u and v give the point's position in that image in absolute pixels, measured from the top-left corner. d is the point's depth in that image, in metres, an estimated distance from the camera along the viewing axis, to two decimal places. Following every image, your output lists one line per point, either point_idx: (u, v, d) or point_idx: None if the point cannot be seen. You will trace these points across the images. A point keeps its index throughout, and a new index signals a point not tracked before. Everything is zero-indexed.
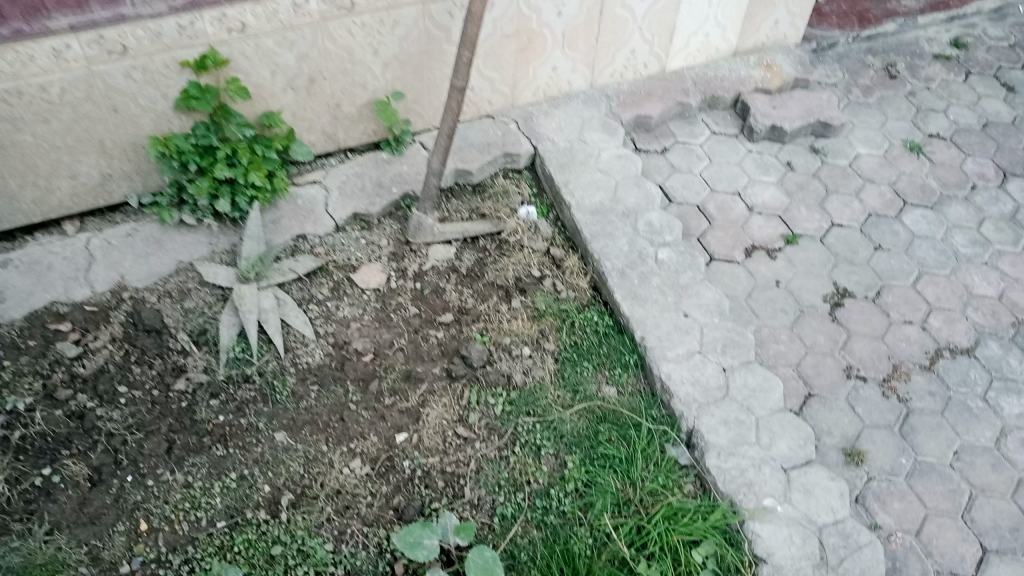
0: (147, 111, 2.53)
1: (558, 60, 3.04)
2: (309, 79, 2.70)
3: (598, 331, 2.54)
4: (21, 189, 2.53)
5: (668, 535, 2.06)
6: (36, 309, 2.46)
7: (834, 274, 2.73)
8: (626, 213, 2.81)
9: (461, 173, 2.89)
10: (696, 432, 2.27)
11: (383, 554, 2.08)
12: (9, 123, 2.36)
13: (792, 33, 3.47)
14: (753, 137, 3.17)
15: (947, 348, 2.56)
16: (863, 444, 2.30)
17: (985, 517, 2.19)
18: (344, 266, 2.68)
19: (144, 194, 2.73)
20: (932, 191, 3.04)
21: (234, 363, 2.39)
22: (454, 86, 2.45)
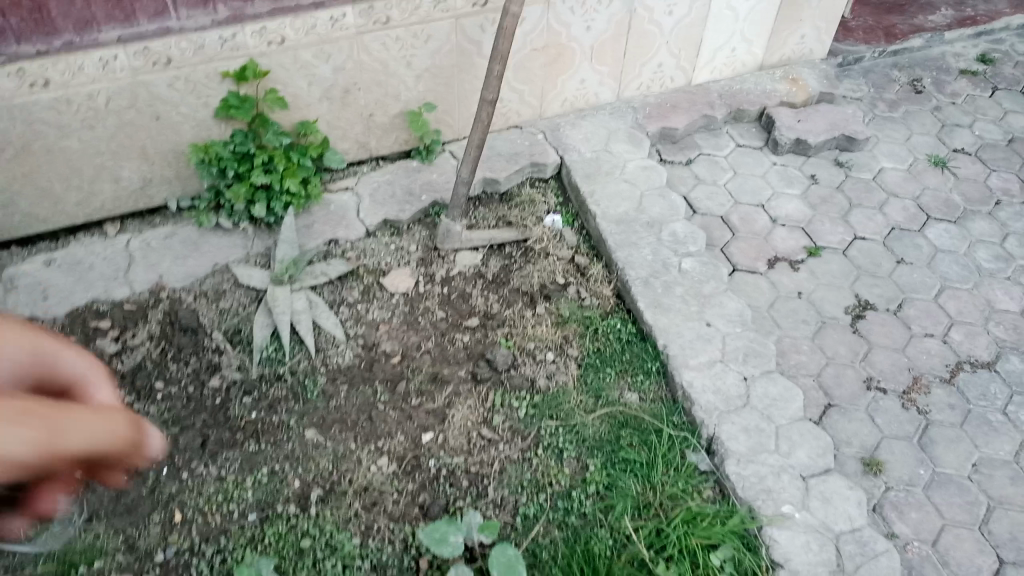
0: (188, 119, 2.62)
1: (586, 73, 3.10)
2: (344, 90, 2.78)
3: (621, 338, 2.60)
4: (66, 192, 2.63)
5: (687, 539, 2.11)
6: (78, 307, 2.55)
7: (856, 286, 2.76)
8: (650, 222, 2.86)
9: (489, 181, 2.95)
10: (716, 438, 2.31)
11: (408, 549, 2.14)
12: (57, 129, 2.45)
13: (818, 48, 3.51)
14: (778, 150, 3.20)
15: (968, 361, 2.58)
16: (881, 454, 2.33)
17: (1003, 529, 2.21)
18: (374, 270, 2.75)
19: (183, 198, 2.84)
20: (956, 206, 3.06)
21: (267, 362, 2.48)
22: (485, 99, 2.52)
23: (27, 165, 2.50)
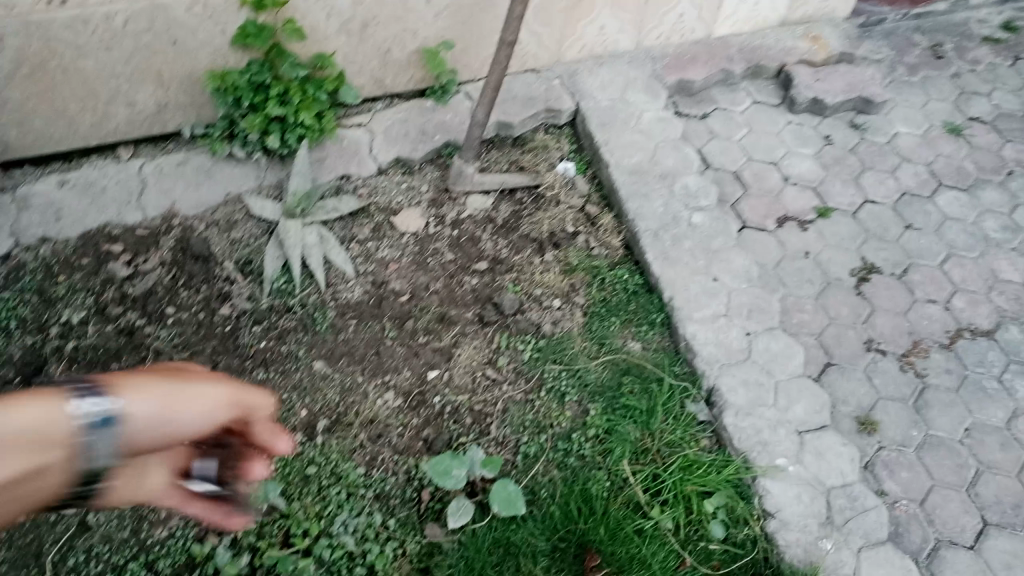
0: (205, 46, 2.60)
1: (607, 19, 3.07)
2: (362, 23, 2.76)
3: (628, 288, 2.62)
4: (81, 113, 2.61)
5: (683, 485, 2.18)
6: (90, 230, 2.57)
7: (864, 249, 2.78)
8: (663, 175, 2.87)
9: (503, 125, 2.95)
10: (716, 390, 2.36)
11: (411, 481, 2.19)
12: (74, 49, 2.44)
13: (842, 7, 3.46)
14: (795, 108, 3.19)
15: (968, 329, 2.62)
16: (876, 414, 2.38)
17: (989, 492, 2.27)
18: (385, 209, 2.76)
19: (197, 125, 2.81)
20: (968, 174, 3.07)
21: (277, 294, 2.50)
22: (504, 40, 2.50)
23: (43, 84, 2.48)
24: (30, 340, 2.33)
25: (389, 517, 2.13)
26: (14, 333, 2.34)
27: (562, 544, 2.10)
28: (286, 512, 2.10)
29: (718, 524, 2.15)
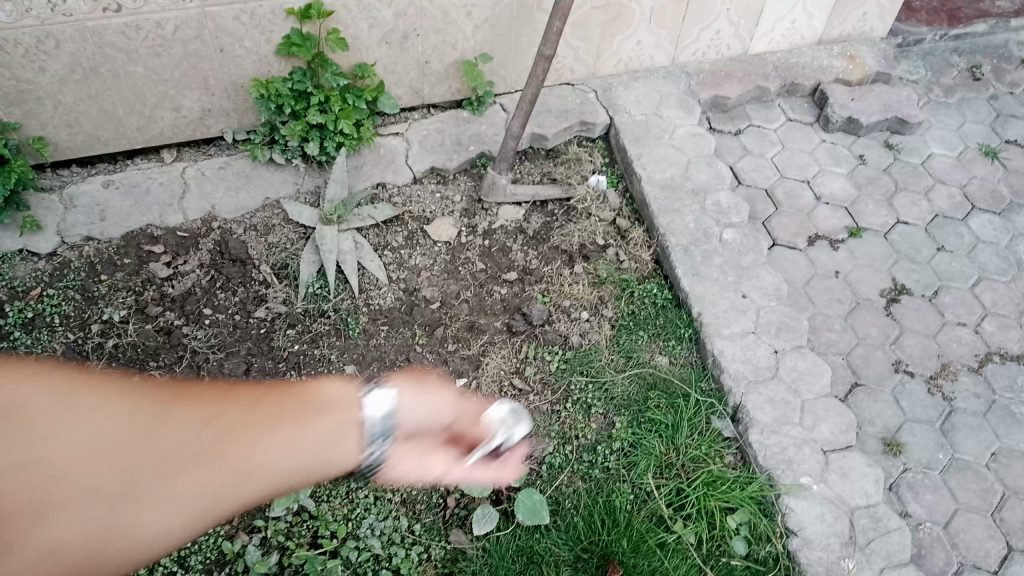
0: (250, 53, 2.67)
1: (643, 35, 3.10)
2: (403, 35, 2.80)
3: (656, 302, 2.64)
4: (129, 117, 2.70)
5: (706, 500, 2.20)
6: (133, 231, 2.64)
7: (894, 270, 2.78)
8: (695, 190, 2.89)
9: (538, 137, 2.99)
10: (742, 407, 2.38)
11: (437, 487, 2.23)
12: (125, 55, 2.51)
13: (879, 27, 3.46)
14: (828, 127, 3.20)
15: (998, 353, 2.61)
16: (903, 436, 2.38)
17: (1015, 518, 2.26)
18: (419, 217, 2.81)
19: (239, 131, 2.89)
20: (1002, 197, 3.05)
21: (312, 299, 2.56)
22: (542, 54, 2.53)
23: (95, 87, 2.56)
24: (73, 336, 2.41)
25: (414, 522, 2.17)
26: (57, 330, 2.41)
27: (585, 555, 2.12)
28: (315, 513, 2.15)
29: (740, 541, 2.17)
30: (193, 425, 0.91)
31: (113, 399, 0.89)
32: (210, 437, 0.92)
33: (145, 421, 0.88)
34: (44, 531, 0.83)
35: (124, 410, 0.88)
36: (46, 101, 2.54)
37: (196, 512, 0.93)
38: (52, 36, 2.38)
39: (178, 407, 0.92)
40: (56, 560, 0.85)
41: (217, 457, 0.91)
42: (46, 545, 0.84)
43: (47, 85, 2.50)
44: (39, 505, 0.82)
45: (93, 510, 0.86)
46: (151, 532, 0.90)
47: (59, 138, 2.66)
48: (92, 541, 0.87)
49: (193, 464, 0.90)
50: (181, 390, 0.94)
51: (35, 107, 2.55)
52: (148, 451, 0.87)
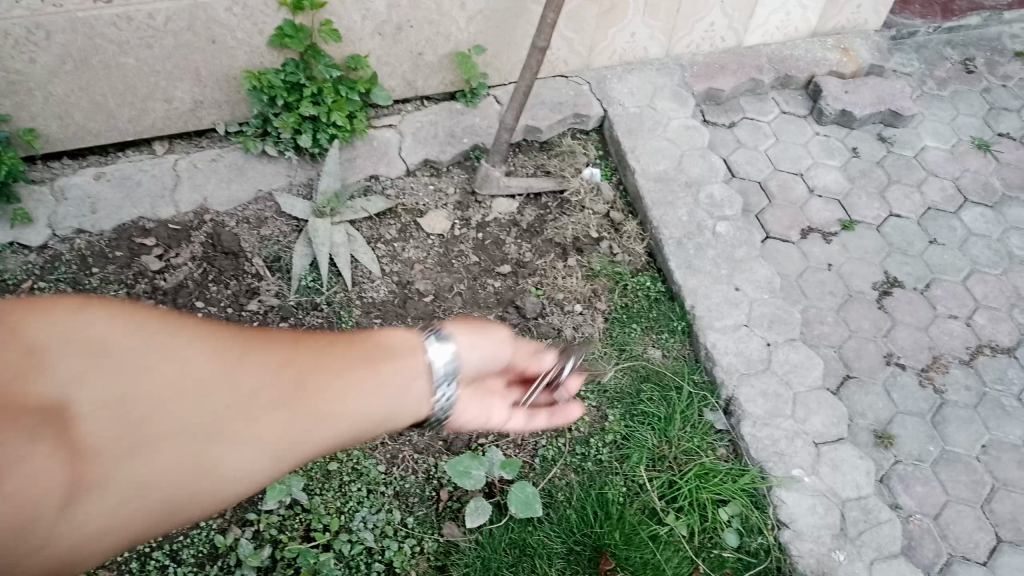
0: (242, 45, 2.65)
1: (637, 27, 3.09)
2: (396, 27, 2.79)
3: (650, 295, 2.64)
4: (120, 108, 2.68)
5: (698, 492, 2.20)
6: (125, 223, 2.64)
7: (887, 263, 2.79)
8: (689, 183, 2.89)
9: (532, 130, 2.99)
10: (734, 400, 2.38)
11: (430, 480, 2.24)
12: (116, 46, 2.50)
13: (874, 19, 3.45)
14: (822, 120, 3.20)
15: (989, 345, 2.62)
16: (894, 429, 2.39)
17: (1004, 509, 2.28)
18: (412, 210, 2.80)
19: (230, 122, 2.87)
20: (994, 190, 3.06)
21: (305, 292, 2.56)
22: (536, 46, 2.52)
23: (86, 79, 2.55)
24: None
25: (407, 515, 2.17)
26: None
27: (577, 548, 2.13)
28: (307, 506, 2.15)
29: (732, 533, 2.17)
30: (279, 363, 0.94)
31: (217, 334, 0.93)
32: (321, 364, 0.98)
33: (240, 354, 0.92)
34: (118, 471, 0.79)
35: (238, 343, 0.93)
36: (36, 93, 2.53)
37: (292, 452, 0.92)
38: (43, 27, 2.36)
39: (281, 345, 0.97)
40: (115, 526, 0.79)
41: (321, 388, 0.95)
42: (120, 492, 0.79)
43: (38, 76, 2.48)
44: (120, 442, 0.80)
45: (190, 444, 0.84)
46: (243, 470, 0.88)
47: (50, 130, 2.64)
48: (186, 484, 0.84)
49: (302, 398, 0.93)
50: (289, 336, 0.99)
51: (26, 99, 2.53)
52: (253, 378, 0.91)
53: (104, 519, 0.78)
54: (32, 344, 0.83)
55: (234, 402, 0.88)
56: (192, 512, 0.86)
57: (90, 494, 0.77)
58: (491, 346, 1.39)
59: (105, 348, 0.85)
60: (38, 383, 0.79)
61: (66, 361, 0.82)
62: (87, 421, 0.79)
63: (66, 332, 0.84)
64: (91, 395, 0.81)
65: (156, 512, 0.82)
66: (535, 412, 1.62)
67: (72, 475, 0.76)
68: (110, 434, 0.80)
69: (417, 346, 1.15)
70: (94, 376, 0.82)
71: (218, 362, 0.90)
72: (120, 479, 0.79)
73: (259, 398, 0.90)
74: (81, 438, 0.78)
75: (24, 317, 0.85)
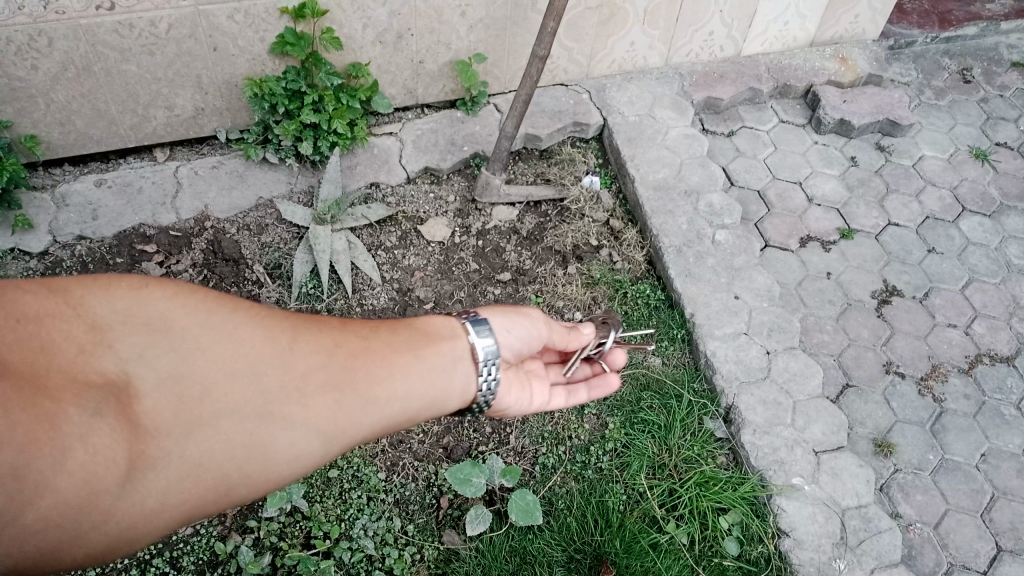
0: (244, 52, 2.66)
1: (637, 36, 3.11)
2: (397, 35, 2.80)
3: (649, 303, 2.65)
4: (122, 115, 2.69)
5: (698, 501, 2.21)
6: (125, 229, 2.64)
7: (886, 272, 2.80)
8: (688, 191, 2.90)
9: (532, 138, 3.00)
10: (734, 408, 2.39)
11: (430, 487, 2.24)
12: (118, 53, 2.50)
13: (872, 29, 3.47)
14: (821, 129, 3.22)
15: (988, 354, 2.63)
16: (894, 437, 2.40)
17: (1004, 518, 2.28)
18: (413, 217, 2.81)
19: (232, 130, 2.88)
20: (993, 200, 3.07)
21: (305, 299, 2.56)
22: (537, 54, 2.53)
23: (88, 85, 2.55)
24: None
25: (408, 522, 2.17)
26: None
27: (578, 555, 2.13)
28: (308, 514, 2.15)
29: (733, 541, 2.17)
30: (325, 358, 1.29)
31: (282, 323, 1.31)
32: (345, 361, 1.31)
33: (295, 335, 1.30)
34: (172, 444, 1.14)
35: (288, 331, 1.30)
36: (38, 99, 2.53)
37: (335, 431, 1.26)
38: (45, 34, 2.37)
39: (328, 339, 1.32)
40: (163, 492, 1.12)
41: (352, 376, 1.30)
42: (168, 467, 1.13)
43: (40, 83, 2.49)
44: (175, 427, 1.15)
45: (240, 422, 1.19)
46: (294, 451, 1.22)
47: (51, 136, 2.65)
48: (230, 460, 1.18)
49: (341, 382, 1.28)
50: (320, 323, 1.35)
51: (28, 105, 2.54)
52: (302, 362, 1.27)
53: (152, 494, 1.12)
54: (102, 321, 1.17)
55: (282, 383, 1.24)
56: (259, 484, 1.22)
57: (141, 471, 1.11)
58: (531, 331, 1.73)
59: (167, 327, 1.20)
60: (110, 361, 1.15)
61: (134, 340, 1.17)
62: (149, 397, 1.15)
63: (131, 314, 1.19)
64: (155, 373, 1.16)
65: (208, 484, 1.16)
66: (575, 389, 1.92)
67: (128, 450, 1.11)
68: (172, 409, 1.16)
69: (458, 330, 1.51)
70: (160, 356, 1.18)
71: (274, 344, 1.27)
72: (171, 453, 1.14)
73: (309, 381, 1.26)
74: (141, 413, 1.13)
75: (90, 298, 1.19)
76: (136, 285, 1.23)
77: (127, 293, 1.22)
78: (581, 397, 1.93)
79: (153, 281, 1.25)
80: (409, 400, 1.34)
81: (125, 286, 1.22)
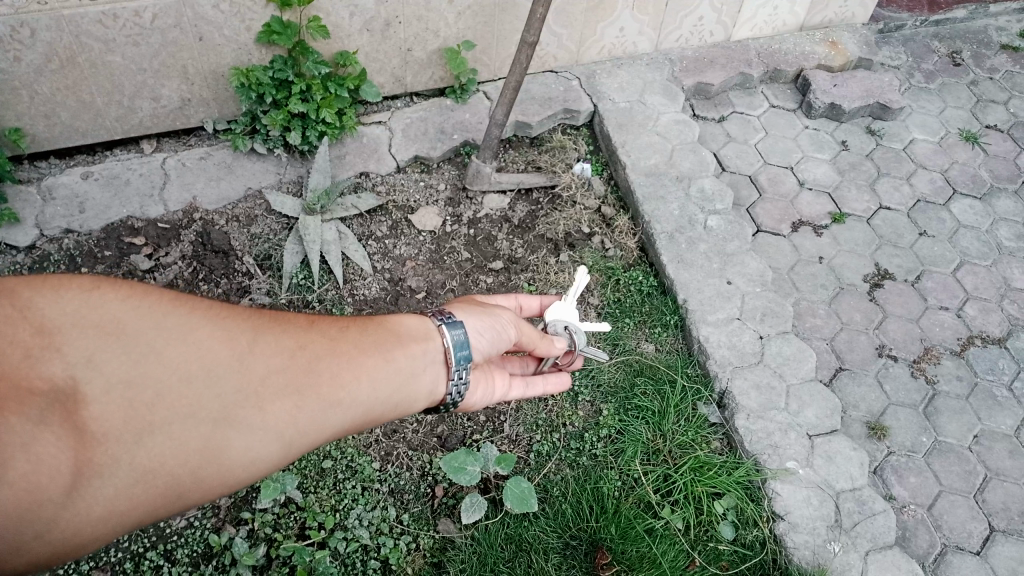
0: (230, 42, 2.63)
1: (626, 21, 3.09)
2: (384, 23, 2.77)
3: (642, 290, 2.64)
4: (107, 107, 2.66)
5: (693, 485, 2.21)
6: (113, 222, 2.61)
7: (877, 255, 2.80)
8: (680, 177, 2.89)
9: (522, 125, 2.98)
10: (728, 392, 2.39)
11: (425, 476, 2.23)
12: (102, 44, 2.47)
13: (861, 12, 3.46)
14: (811, 113, 3.21)
15: (980, 336, 2.63)
16: (887, 420, 2.41)
17: (996, 499, 2.29)
18: (403, 207, 2.79)
19: (219, 121, 2.86)
20: (983, 182, 3.08)
21: (296, 289, 2.54)
22: (526, 41, 2.50)
23: (72, 77, 2.52)
24: None
25: (402, 511, 2.16)
26: None
27: (573, 542, 2.13)
28: (302, 505, 2.14)
29: (728, 525, 2.18)
30: (287, 361, 1.25)
31: (242, 324, 1.26)
32: (307, 362, 1.26)
33: (256, 336, 1.25)
34: (122, 450, 1.06)
35: (248, 332, 1.25)
36: (22, 92, 2.50)
37: (295, 434, 1.21)
38: (27, 25, 2.34)
39: (293, 341, 1.28)
40: (113, 499, 1.05)
41: (315, 376, 1.26)
42: (117, 472, 1.06)
43: (23, 75, 2.46)
44: (130, 434, 1.08)
45: (197, 425, 1.13)
46: (251, 453, 1.17)
47: (36, 129, 2.62)
48: (184, 465, 1.11)
49: (304, 384, 1.24)
50: (281, 326, 1.30)
51: (12, 98, 2.51)
52: (262, 363, 1.22)
53: (99, 501, 1.04)
54: (50, 323, 1.10)
55: (241, 386, 1.18)
56: (214, 488, 1.15)
57: (88, 479, 1.03)
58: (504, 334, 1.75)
59: (121, 330, 1.14)
60: (56, 365, 1.07)
61: (84, 343, 1.10)
62: (98, 403, 1.07)
63: (83, 315, 1.13)
64: (105, 377, 1.09)
65: (159, 490, 1.09)
66: (531, 380, 1.91)
67: (73, 458, 1.02)
68: (124, 415, 1.08)
69: (433, 332, 1.51)
70: (112, 359, 1.11)
71: (234, 345, 1.22)
72: (120, 459, 1.06)
73: (270, 383, 1.21)
74: (89, 421, 1.05)
75: (39, 300, 1.12)
76: (88, 285, 1.17)
77: (77, 294, 1.16)
78: (540, 389, 1.93)
79: (105, 283, 1.20)
80: (375, 402, 1.32)
81: (75, 285, 1.16)
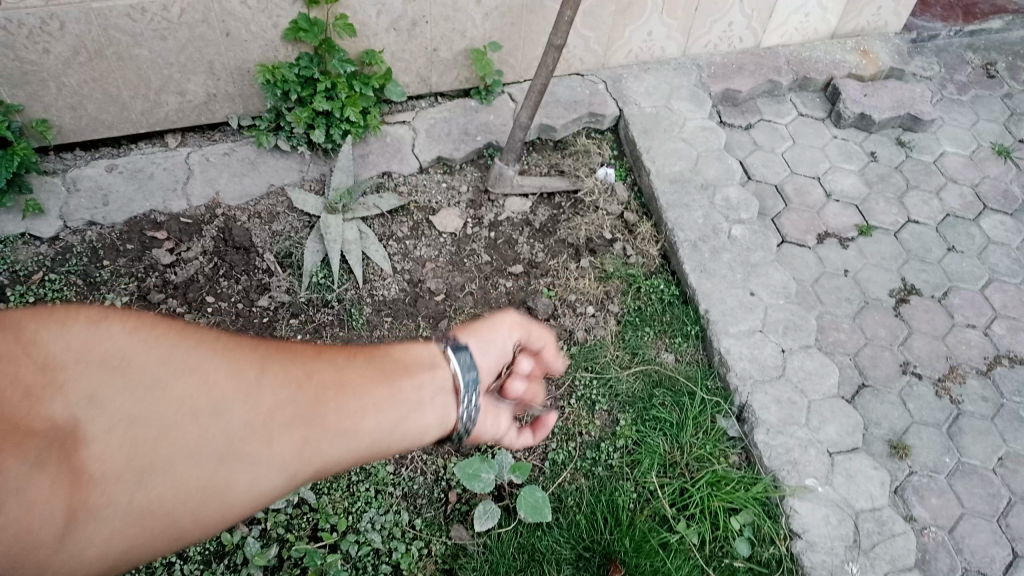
0: (256, 38, 2.63)
1: (655, 26, 3.06)
2: (411, 22, 2.76)
3: (663, 298, 2.61)
4: (133, 100, 2.67)
5: (710, 500, 2.18)
6: (136, 216, 2.62)
7: (904, 270, 2.75)
8: (705, 185, 2.86)
9: (546, 128, 2.96)
10: (748, 406, 2.35)
11: (438, 481, 2.22)
12: (130, 38, 2.48)
13: (895, 21, 3.41)
14: (840, 123, 3.17)
15: (1007, 356, 2.58)
16: (909, 439, 2.37)
17: (1020, 524, 2.24)
18: (425, 208, 2.78)
19: (244, 116, 2.86)
20: (1015, 198, 3.02)
21: (316, 288, 2.54)
22: (552, 43, 2.47)
23: (99, 69, 2.53)
24: None
25: (415, 516, 2.16)
26: None
27: (586, 554, 2.11)
28: (315, 506, 2.14)
29: (744, 542, 2.15)
30: (294, 393, 1.03)
31: (242, 354, 1.04)
32: (323, 393, 1.05)
33: (259, 369, 1.03)
34: (120, 491, 0.87)
35: (248, 364, 1.03)
36: (50, 83, 2.51)
37: (306, 471, 1.00)
38: (56, 17, 2.34)
39: (301, 370, 1.06)
40: (116, 542, 0.87)
41: (334, 407, 1.05)
42: (115, 514, 0.87)
43: (51, 67, 2.47)
44: (120, 476, 0.88)
45: (196, 463, 0.92)
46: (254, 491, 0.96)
47: (62, 120, 2.63)
48: (185, 505, 0.91)
49: (316, 418, 1.02)
50: (288, 354, 1.09)
51: (39, 89, 2.51)
52: (261, 399, 0.99)
53: (100, 546, 0.86)
54: (52, 359, 0.93)
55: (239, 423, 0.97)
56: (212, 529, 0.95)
57: (83, 523, 0.85)
58: None
59: (125, 365, 0.95)
60: (57, 403, 0.89)
61: (88, 380, 0.92)
62: (98, 441, 0.88)
63: (85, 349, 0.95)
64: (109, 414, 0.91)
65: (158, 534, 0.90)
66: None
67: (65, 502, 0.83)
68: (124, 453, 0.89)
69: (438, 357, 1.28)
70: (114, 394, 0.92)
71: (225, 382, 0.99)
72: (118, 501, 0.87)
73: (273, 419, 0.99)
74: (86, 462, 0.86)
75: (45, 332, 0.96)
76: (94, 317, 0.99)
77: (84, 325, 0.98)
78: None
79: (108, 314, 1.01)
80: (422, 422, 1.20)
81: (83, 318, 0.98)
